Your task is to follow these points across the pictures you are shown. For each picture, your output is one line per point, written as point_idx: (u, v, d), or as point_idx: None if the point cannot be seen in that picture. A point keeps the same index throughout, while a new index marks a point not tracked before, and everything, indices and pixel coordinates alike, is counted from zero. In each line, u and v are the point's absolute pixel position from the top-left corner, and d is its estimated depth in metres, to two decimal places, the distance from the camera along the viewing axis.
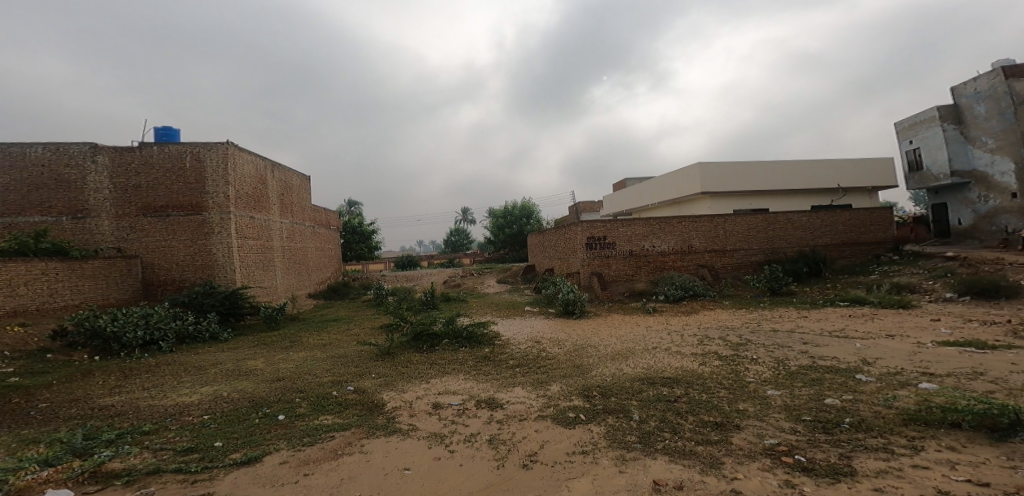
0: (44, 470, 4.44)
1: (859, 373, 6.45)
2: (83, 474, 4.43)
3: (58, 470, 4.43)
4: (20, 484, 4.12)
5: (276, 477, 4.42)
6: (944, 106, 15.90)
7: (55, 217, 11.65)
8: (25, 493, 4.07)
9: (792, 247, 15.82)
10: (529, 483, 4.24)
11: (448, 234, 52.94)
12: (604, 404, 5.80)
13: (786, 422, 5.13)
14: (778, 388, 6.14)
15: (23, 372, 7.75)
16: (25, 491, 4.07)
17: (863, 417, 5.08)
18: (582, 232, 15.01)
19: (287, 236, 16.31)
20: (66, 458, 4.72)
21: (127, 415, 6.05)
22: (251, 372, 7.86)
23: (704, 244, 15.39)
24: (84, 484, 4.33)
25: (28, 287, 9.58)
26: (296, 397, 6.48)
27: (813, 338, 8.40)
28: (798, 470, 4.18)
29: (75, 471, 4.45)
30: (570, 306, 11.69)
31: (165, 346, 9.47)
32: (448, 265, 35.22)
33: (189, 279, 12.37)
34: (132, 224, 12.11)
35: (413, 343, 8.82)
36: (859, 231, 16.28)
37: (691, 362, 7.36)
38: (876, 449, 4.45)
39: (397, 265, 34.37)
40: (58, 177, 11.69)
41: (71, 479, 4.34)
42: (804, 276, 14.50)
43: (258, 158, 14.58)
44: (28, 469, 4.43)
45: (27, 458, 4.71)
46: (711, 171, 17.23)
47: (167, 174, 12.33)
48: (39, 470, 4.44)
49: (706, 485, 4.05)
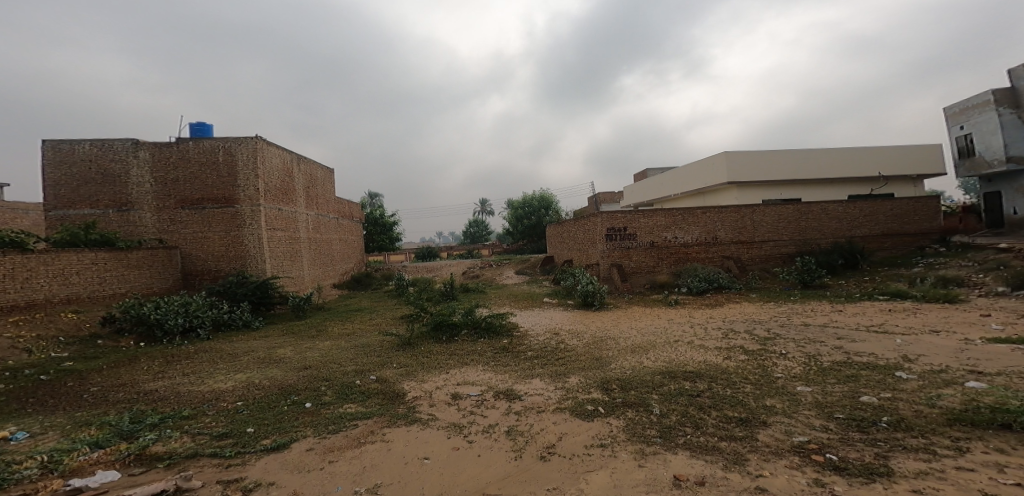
0: (95, 452, 4.76)
1: (899, 371, 6.15)
2: (130, 456, 4.70)
3: (107, 452, 4.75)
4: (74, 465, 4.47)
5: (304, 464, 4.56)
6: (1000, 90, 14.86)
7: (103, 209, 12.32)
8: (78, 473, 4.40)
9: (828, 239, 15.21)
10: (548, 475, 4.24)
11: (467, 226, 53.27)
12: (623, 397, 5.73)
13: (817, 420, 4.94)
14: (808, 384, 5.93)
15: (77, 357, 8.25)
16: (77, 472, 4.42)
17: (902, 416, 4.85)
18: (602, 223, 14.81)
19: (312, 228, 16.71)
20: (114, 440, 5.02)
21: (168, 399, 6.37)
22: (280, 360, 8.14)
23: (731, 236, 14.93)
24: (129, 466, 4.58)
25: (80, 276, 10.11)
26: (322, 385, 6.66)
27: (848, 333, 8.07)
28: (829, 469, 4.04)
29: (122, 453, 4.73)
30: (589, 298, 11.57)
31: (203, 334, 9.90)
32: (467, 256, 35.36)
33: (224, 269, 12.87)
34: (173, 216, 12.65)
35: (433, 333, 8.93)
36: (901, 221, 15.51)
37: (715, 356, 7.19)
38: (916, 450, 4.24)
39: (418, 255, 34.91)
40: (104, 172, 12.30)
41: (119, 461, 4.62)
42: (839, 269, 13.89)
43: (285, 151, 14.92)
44: (81, 450, 4.75)
45: (80, 439, 5.03)
46: (739, 160, 16.69)
47: (202, 168, 12.79)
48: (90, 451, 4.77)
49: (730, 482, 3.96)
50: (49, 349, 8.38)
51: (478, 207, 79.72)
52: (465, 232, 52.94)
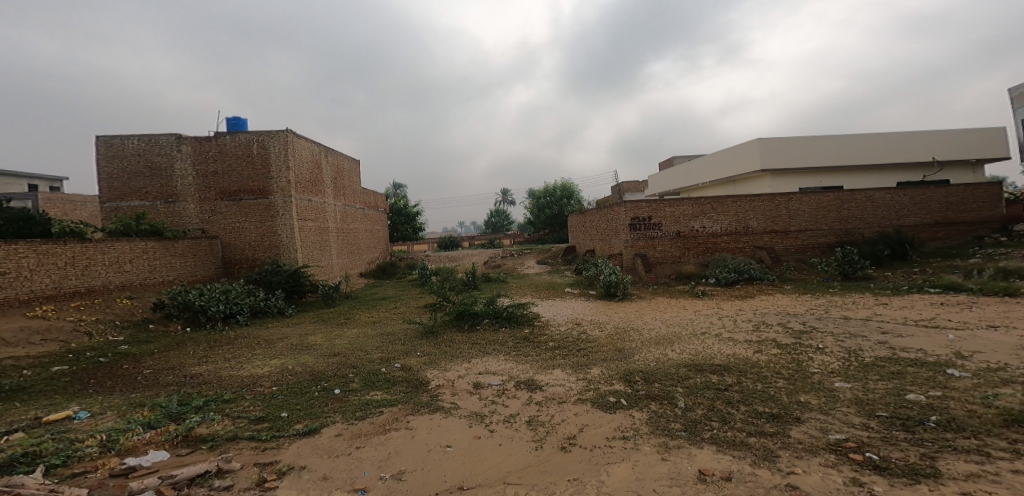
0: (147, 432, 5.05)
1: (951, 368, 5.76)
2: (178, 437, 4.96)
3: (158, 433, 5.02)
4: (128, 444, 4.76)
5: (333, 449, 4.69)
6: None
7: (151, 201, 12.96)
8: (132, 453, 4.68)
9: (872, 228, 14.43)
10: (568, 466, 4.21)
11: (489, 216, 53.42)
12: (647, 390, 5.61)
13: (857, 418, 4.70)
14: (847, 380, 5.64)
15: (131, 341, 8.77)
16: (131, 451, 4.69)
17: (953, 416, 4.55)
18: (626, 212, 14.51)
19: (340, 218, 17.13)
20: (164, 421, 5.31)
21: (211, 383, 6.68)
22: (311, 346, 8.40)
23: (764, 225, 14.36)
24: (177, 447, 4.83)
25: (133, 264, 10.69)
26: (350, 372, 6.83)
27: (893, 328, 7.64)
28: (869, 468, 3.83)
29: (171, 434, 4.99)
30: (612, 288, 11.39)
31: (242, 320, 10.35)
32: (488, 246, 35.50)
33: (260, 258, 13.38)
34: (213, 208, 13.18)
35: (455, 322, 9.03)
36: (957, 210, 14.53)
37: (745, 349, 6.94)
38: (968, 451, 3.97)
39: (440, 244, 35.37)
40: (152, 166, 12.93)
41: (168, 441, 4.88)
42: (884, 259, 13.16)
43: (314, 144, 15.27)
44: (135, 431, 5.05)
45: (133, 420, 5.35)
46: (775, 147, 15.95)
47: (238, 161, 13.25)
48: (143, 432, 5.06)
49: (758, 478, 3.82)
50: (107, 333, 8.94)
51: (501, 197, 79.72)
52: (487, 222, 53.13)
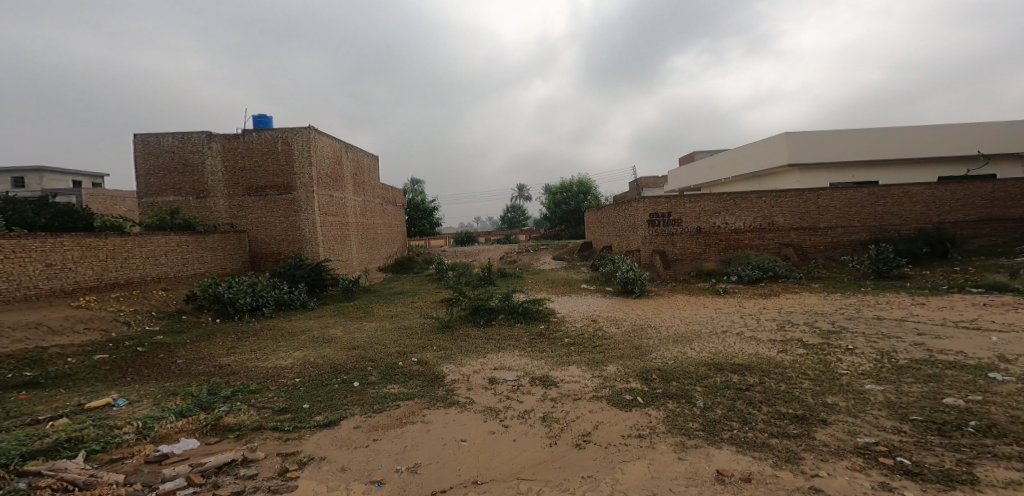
0: (179, 420, 5.22)
1: (992, 371, 5.45)
2: (208, 425, 5.11)
3: (189, 421, 5.18)
4: (162, 432, 4.93)
5: (351, 440, 4.75)
6: None
7: (184, 197, 13.39)
8: (165, 440, 4.84)
9: (910, 225, 13.80)
10: (582, 463, 4.15)
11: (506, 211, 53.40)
12: (665, 388, 5.49)
13: (888, 421, 4.49)
14: (879, 383, 5.39)
15: (165, 331, 9.09)
16: (164, 439, 4.85)
17: (994, 421, 4.30)
18: (644, 208, 14.25)
19: (360, 213, 17.36)
20: (195, 410, 5.48)
21: (239, 373, 6.86)
22: (333, 339, 8.54)
23: (791, 221, 13.89)
24: (206, 435, 4.97)
25: (168, 257, 11.07)
26: (368, 365, 6.91)
27: (930, 329, 7.28)
28: (900, 473, 3.65)
29: (200, 423, 5.14)
30: (629, 285, 11.21)
31: (268, 312, 10.62)
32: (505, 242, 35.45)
33: (284, 252, 13.70)
34: (241, 203, 13.53)
35: (471, 317, 9.04)
36: (1003, 205, 13.74)
37: (769, 348, 6.72)
38: (1009, 458, 3.74)
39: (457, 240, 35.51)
40: (185, 162, 13.35)
41: (199, 430, 5.04)
42: (922, 257, 12.56)
43: (335, 140, 15.51)
44: (168, 419, 5.22)
45: (167, 408, 5.53)
46: (804, 140, 15.38)
47: (264, 157, 13.55)
48: (175, 420, 5.23)
49: (781, 480, 3.68)
50: (144, 323, 9.30)
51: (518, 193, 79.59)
52: (504, 218, 53.11)
